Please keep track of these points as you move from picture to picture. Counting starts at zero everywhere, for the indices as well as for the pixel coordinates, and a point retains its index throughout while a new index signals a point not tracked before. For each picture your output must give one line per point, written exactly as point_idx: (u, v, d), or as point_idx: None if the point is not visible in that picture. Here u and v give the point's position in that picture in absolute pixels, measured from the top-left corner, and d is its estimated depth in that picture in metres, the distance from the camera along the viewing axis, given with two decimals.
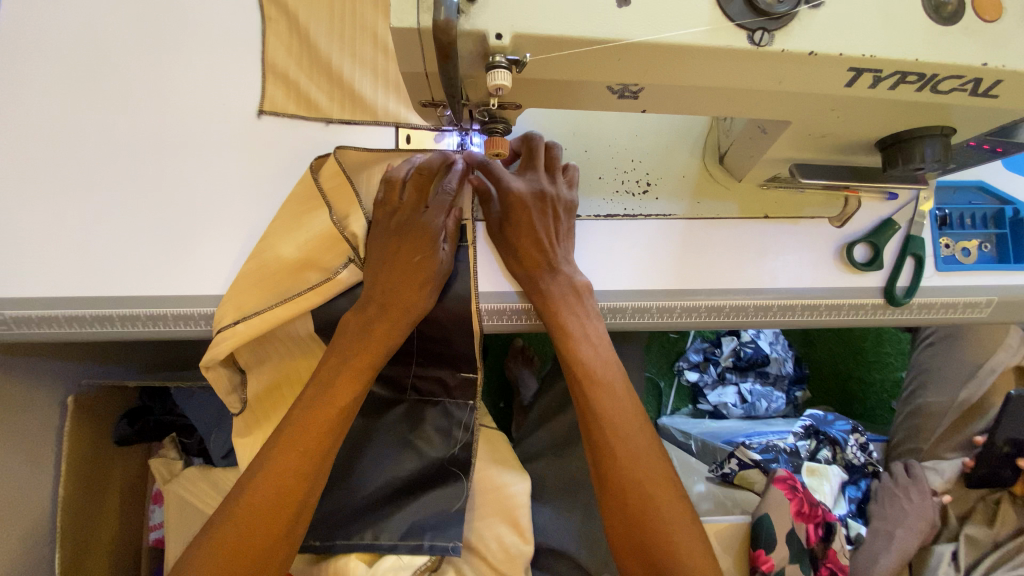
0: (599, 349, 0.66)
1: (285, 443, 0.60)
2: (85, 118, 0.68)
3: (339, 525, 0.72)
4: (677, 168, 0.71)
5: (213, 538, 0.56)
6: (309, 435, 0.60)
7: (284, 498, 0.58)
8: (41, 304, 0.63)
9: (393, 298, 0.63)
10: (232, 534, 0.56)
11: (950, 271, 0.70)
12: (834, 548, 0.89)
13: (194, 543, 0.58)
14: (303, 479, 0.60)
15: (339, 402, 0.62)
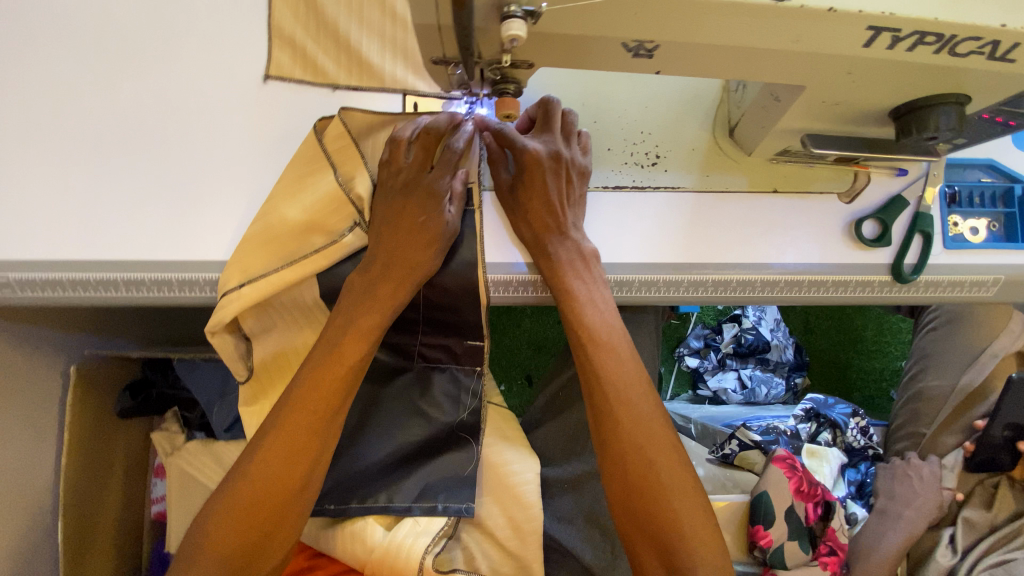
0: (606, 314, 0.66)
1: (293, 403, 0.61)
2: (89, 81, 0.67)
3: (352, 490, 0.72)
4: (687, 140, 0.71)
5: (233, 490, 0.59)
6: (314, 395, 0.61)
7: (297, 454, 0.60)
8: (45, 267, 0.63)
9: (399, 257, 0.63)
10: (250, 487, 0.58)
11: (958, 249, 0.70)
12: (832, 525, 0.92)
13: (214, 496, 0.60)
14: (310, 438, 0.61)
15: (347, 361, 0.63)
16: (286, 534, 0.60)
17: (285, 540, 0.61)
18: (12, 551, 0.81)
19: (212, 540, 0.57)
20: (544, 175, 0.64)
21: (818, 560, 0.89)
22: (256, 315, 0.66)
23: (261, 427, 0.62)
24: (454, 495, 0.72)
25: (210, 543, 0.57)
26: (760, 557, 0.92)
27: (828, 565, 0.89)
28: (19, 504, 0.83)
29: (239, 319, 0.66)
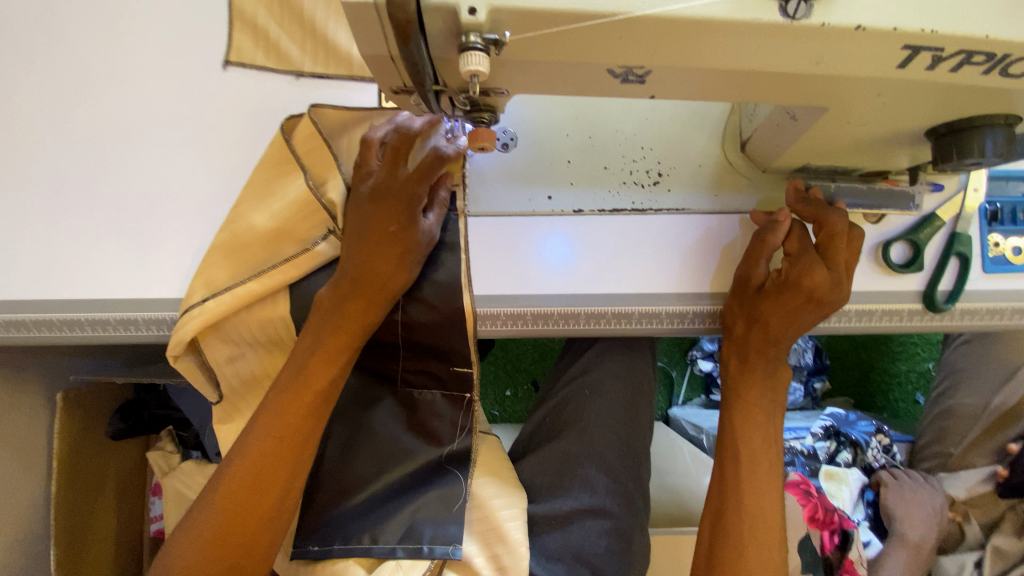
0: None
1: (257, 433, 0.57)
2: (49, 107, 0.63)
3: (334, 531, 0.65)
4: (695, 155, 0.63)
5: (197, 527, 0.55)
6: (282, 423, 0.57)
7: (260, 489, 0.56)
8: (8, 307, 0.59)
9: (364, 275, 0.56)
10: (212, 527, 0.55)
11: (999, 273, 0.63)
12: (850, 556, 0.83)
13: (176, 535, 0.56)
14: (278, 469, 0.57)
15: (315, 385, 0.58)
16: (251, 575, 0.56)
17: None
18: None
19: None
20: None
21: None
22: (227, 351, 0.62)
23: (225, 456, 0.58)
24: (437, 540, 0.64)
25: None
26: None
27: None
28: (8, 535, 0.82)
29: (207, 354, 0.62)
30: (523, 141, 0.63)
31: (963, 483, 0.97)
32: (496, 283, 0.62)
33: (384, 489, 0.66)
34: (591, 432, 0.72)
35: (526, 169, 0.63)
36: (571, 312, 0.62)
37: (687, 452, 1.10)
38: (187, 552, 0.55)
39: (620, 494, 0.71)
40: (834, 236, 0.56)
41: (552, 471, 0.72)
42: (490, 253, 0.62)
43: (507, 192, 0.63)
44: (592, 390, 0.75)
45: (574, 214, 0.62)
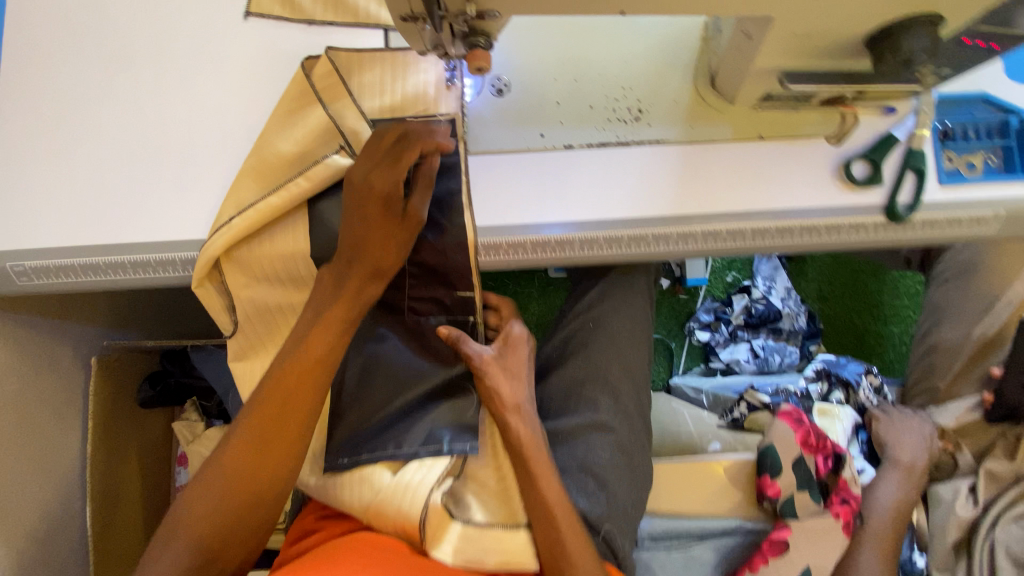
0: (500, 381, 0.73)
1: (281, 373, 0.64)
2: (85, 73, 0.69)
3: (358, 446, 0.71)
4: (670, 93, 0.70)
5: (221, 468, 0.62)
6: (302, 365, 0.64)
7: (267, 448, 0.63)
8: (56, 254, 0.66)
9: (366, 235, 0.63)
10: (242, 454, 0.62)
11: (954, 184, 0.69)
12: (843, 475, 0.86)
13: (192, 483, 0.63)
14: (300, 411, 0.64)
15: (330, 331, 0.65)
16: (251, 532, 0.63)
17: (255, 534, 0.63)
18: (42, 535, 0.85)
19: (182, 524, 0.60)
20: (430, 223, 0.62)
21: (830, 509, 0.82)
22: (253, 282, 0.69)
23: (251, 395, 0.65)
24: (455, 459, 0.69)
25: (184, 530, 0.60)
26: (769, 508, 0.84)
27: (841, 514, 0.82)
28: (49, 489, 0.86)
29: (234, 287, 0.69)
30: (516, 87, 0.70)
31: (952, 412, 1.02)
32: (497, 216, 0.68)
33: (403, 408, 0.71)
34: (594, 359, 0.78)
35: (519, 111, 0.70)
36: (566, 239, 0.69)
37: (689, 417, 1.12)
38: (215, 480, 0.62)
39: (621, 413, 0.76)
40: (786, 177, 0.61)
41: (560, 394, 0.78)
42: (489, 187, 0.69)
43: (503, 131, 0.70)
44: (596, 324, 0.79)
45: (565, 149, 0.69)
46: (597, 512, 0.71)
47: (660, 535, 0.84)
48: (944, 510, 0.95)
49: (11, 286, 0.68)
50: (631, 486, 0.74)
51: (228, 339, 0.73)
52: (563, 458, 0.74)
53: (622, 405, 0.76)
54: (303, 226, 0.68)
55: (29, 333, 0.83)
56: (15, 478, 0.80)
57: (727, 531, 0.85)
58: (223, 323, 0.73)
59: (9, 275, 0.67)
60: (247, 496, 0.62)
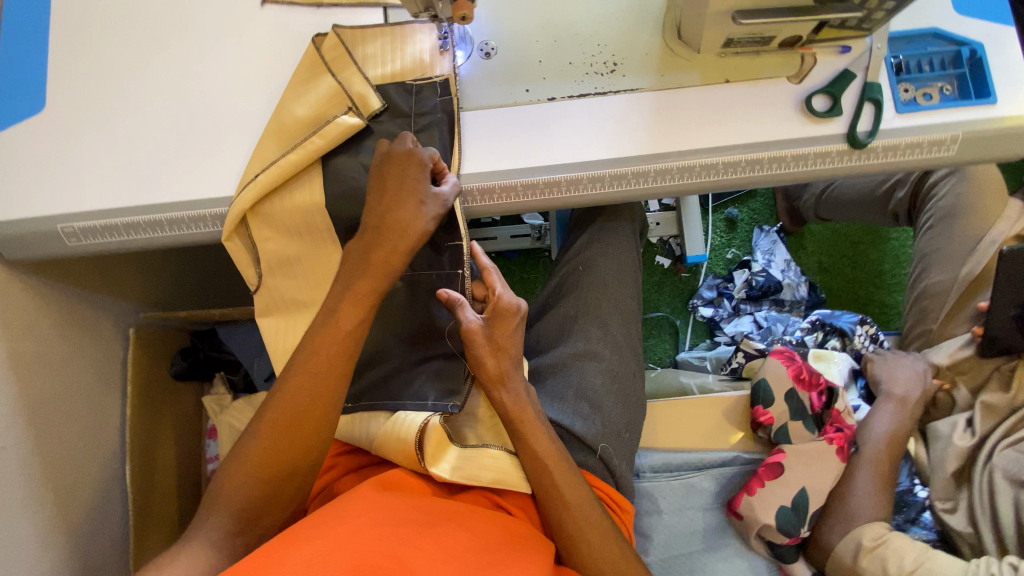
0: (487, 354, 0.71)
1: (309, 358, 0.69)
2: (123, 59, 0.79)
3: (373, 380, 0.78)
4: (641, 46, 0.78)
5: (257, 444, 0.68)
6: (326, 360, 0.69)
7: (293, 431, 0.68)
8: (104, 214, 0.75)
9: (375, 249, 0.70)
10: (275, 430, 0.68)
11: (910, 112, 0.75)
12: (837, 408, 0.88)
13: (228, 459, 0.69)
14: (326, 394, 0.69)
15: (349, 324, 0.70)
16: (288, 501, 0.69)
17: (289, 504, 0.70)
18: (87, 490, 0.92)
19: (221, 496, 0.67)
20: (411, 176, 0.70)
21: (824, 437, 0.85)
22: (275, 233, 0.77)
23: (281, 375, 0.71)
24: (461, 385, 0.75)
25: (225, 500, 0.66)
26: (765, 437, 0.89)
27: (835, 440, 0.85)
28: (94, 447, 0.94)
29: (258, 239, 0.77)
30: (501, 51, 0.78)
31: (945, 351, 1.04)
32: (490, 162, 0.76)
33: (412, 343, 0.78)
34: (585, 297, 0.84)
35: (506, 71, 0.78)
36: (554, 181, 0.75)
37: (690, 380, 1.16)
38: (253, 454, 0.68)
39: (610, 343, 0.83)
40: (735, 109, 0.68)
41: (555, 331, 0.85)
42: (482, 138, 0.76)
43: (492, 88, 0.78)
44: (586, 266, 0.86)
45: (549, 101, 0.77)
46: (592, 433, 0.78)
47: (661, 469, 0.88)
48: (943, 443, 0.97)
49: (62, 247, 0.76)
50: (622, 410, 0.80)
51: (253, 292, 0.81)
52: (559, 388, 0.80)
53: (611, 337, 0.83)
54: (318, 179, 0.76)
55: (76, 301, 0.92)
56: (64, 432, 0.88)
57: (726, 462, 0.88)
58: (248, 275, 0.80)
59: (60, 236, 0.75)
60: (282, 472, 0.68)
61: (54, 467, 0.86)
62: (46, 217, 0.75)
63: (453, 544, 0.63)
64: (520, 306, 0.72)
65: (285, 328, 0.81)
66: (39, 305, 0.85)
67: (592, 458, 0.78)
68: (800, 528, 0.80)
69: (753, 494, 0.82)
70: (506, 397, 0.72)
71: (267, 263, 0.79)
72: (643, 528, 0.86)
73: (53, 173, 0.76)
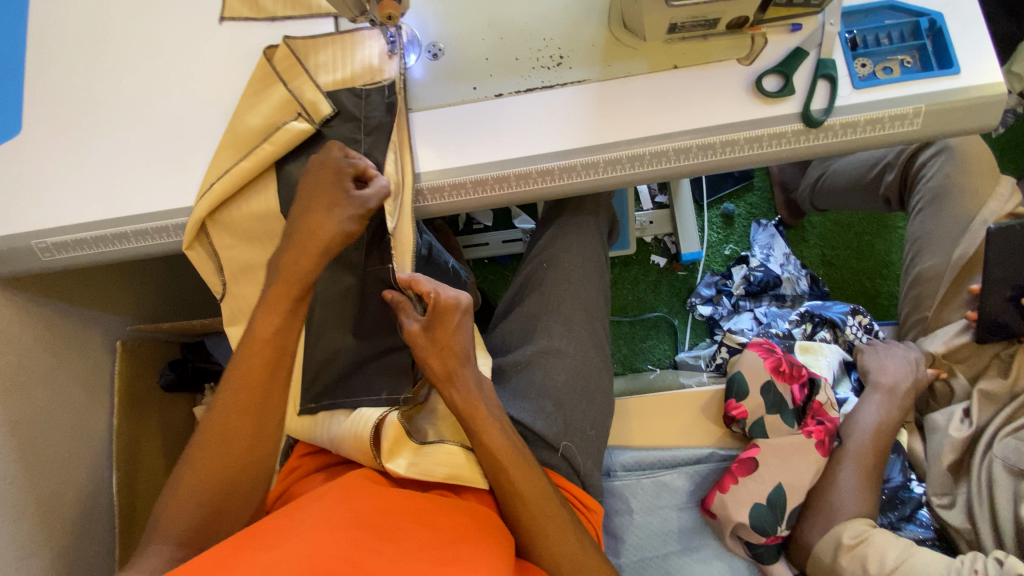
0: (427, 351, 0.68)
1: (235, 374, 0.72)
2: (93, 84, 0.83)
3: (331, 382, 0.78)
4: (588, 38, 0.77)
5: (196, 462, 0.70)
6: (250, 369, 0.72)
7: (229, 446, 0.70)
8: (74, 229, 0.79)
9: (300, 248, 0.72)
10: (211, 449, 0.70)
11: (868, 87, 0.72)
12: (817, 400, 0.84)
13: (172, 480, 0.71)
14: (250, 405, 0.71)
15: (266, 334, 0.72)
16: (238, 512, 0.71)
17: (242, 516, 0.71)
18: (74, 498, 0.95)
19: (167, 519, 0.68)
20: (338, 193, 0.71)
21: (803, 430, 0.82)
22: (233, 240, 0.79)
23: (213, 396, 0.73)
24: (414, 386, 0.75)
25: (172, 519, 0.68)
26: (739, 431, 0.85)
27: (814, 433, 0.81)
28: (80, 457, 0.97)
29: (219, 246, 0.80)
30: (448, 52, 0.79)
31: (940, 338, 0.99)
32: (440, 162, 0.76)
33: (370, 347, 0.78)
34: (549, 295, 0.83)
35: (454, 70, 0.79)
36: (502, 176, 0.75)
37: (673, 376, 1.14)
38: (195, 474, 0.70)
39: (574, 339, 0.81)
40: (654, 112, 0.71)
41: (518, 329, 0.83)
42: (431, 137, 0.77)
43: (440, 88, 0.78)
44: (550, 262, 0.85)
45: (496, 98, 0.77)
46: (554, 432, 0.75)
47: (632, 467, 0.85)
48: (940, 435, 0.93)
49: (38, 263, 0.80)
50: (587, 408, 0.78)
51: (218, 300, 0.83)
52: (518, 387, 0.78)
53: (575, 332, 0.81)
54: (273, 185, 0.79)
55: (60, 317, 0.96)
56: (49, 442, 0.91)
57: (700, 460, 0.85)
58: (211, 280, 0.82)
59: (35, 252, 0.80)
60: (226, 486, 0.70)
61: (38, 476, 0.89)
62: (22, 235, 0.79)
63: (413, 544, 0.61)
64: (461, 301, 0.68)
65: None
66: (22, 320, 0.89)
67: (554, 457, 0.75)
68: (776, 526, 0.77)
69: (726, 491, 0.80)
70: (456, 395, 0.69)
71: (231, 271, 0.81)
72: (613, 528, 0.83)
73: (30, 194, 0.80)
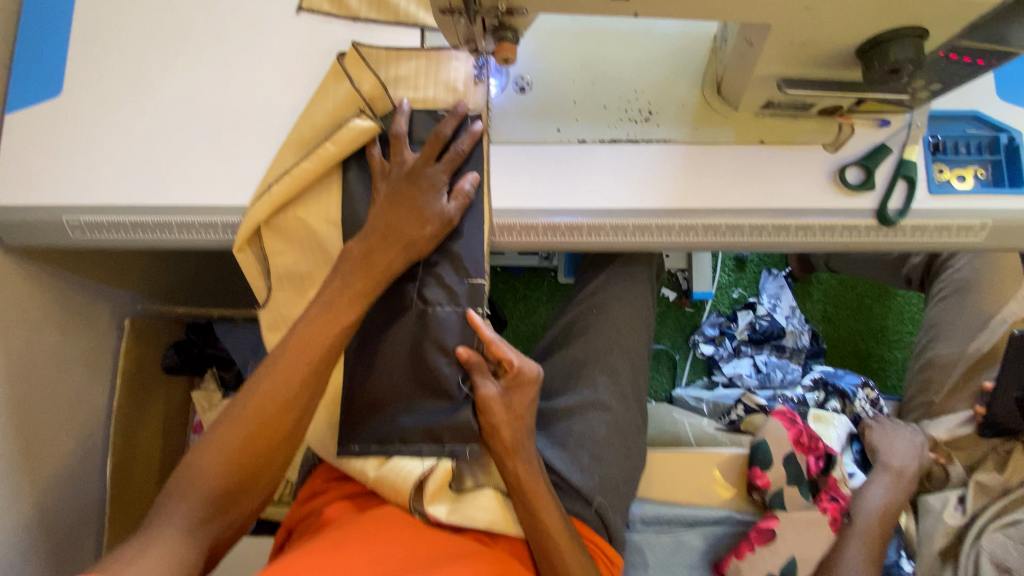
0: (499, 414, 0.72)
1: (292, 352, 0.70)
2: (150, 54, 0.77)
3: (375, 418, 0.75)
4: (679, 98, 0.77)
5: (233, 430, 0.68)
6: (309, 353, 0.69)
7: (272, 424, 0.69)
8: (111, 211, 0.73)
9: (376, 251, 0.70)
10: (251, 424, 0.68)
11: (943, 194, 0.74)
12: (834, 476, 0.88)
13: (202, 440, 0.69)
14: (301, 390, 0.70)
15: (338, 323, 0.70)
16: (255, 493, 0.70)
17: (262, 489, 0.72)
18: (67, 481, 0.90)
19: (194, 475, 0.67)
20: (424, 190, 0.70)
21: (818, 505, 0.86)
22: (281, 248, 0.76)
23: (263, 364, 0.71)
24: (462, 433, 0.72)
25: (192, 489, 0.66)
26: (758, 500, 0.87)
27: (829, 510, 0.85)
28: (77, 438, 0.92)
29: (265, 247, 0.76)
30: (536, 87, 0.78)
31: (944, 426, 1.04)
32: (514, 200, 0.74)
33: (412, 383, 0.74)
34: (595, 342, 0.82)
35: (540, 107, 0.77)
36: (575, 225, 0.74)
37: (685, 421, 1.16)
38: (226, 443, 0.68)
39: (618, 393, 0.80)
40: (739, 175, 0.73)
41: (560, 372, 0.82)
42: (508, 174, 0.75)
43: (524, 124, 0.77)
44: (599, 309, 0.83)
45: (579, 143, 0.75)
46: (589, 485, 0.75)
47: (650, 521, 0.87)
48: (933, 519, 0.98)
49: (66, 239, 0.75)
50: (623, 463, 0.78)
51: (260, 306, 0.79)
52: (558, 438, 0.78)
53: (620, 386, 0.81)
54: (334, 196, 0.75)
55: (73, 291, 0.90)
56: (48, 424, 0.86)
57: (716, 521, 0.88)
58: (259, 285, 0.79)
59: (64, 228, 0.74)
60: (256, 461, 0.69)
61: (33, 458, 0.84)
62: (53, 207, 0.73)
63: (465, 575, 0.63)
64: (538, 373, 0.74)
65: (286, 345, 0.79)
66: (36, 291, 0.83)
67: (587, 511, 0.76)
68: None
69: (742, 558, 0.83)
70: (518, 466, 0.72)
71: (277, 279, 0.78)
72: None
73: (66, 164, 0.74)
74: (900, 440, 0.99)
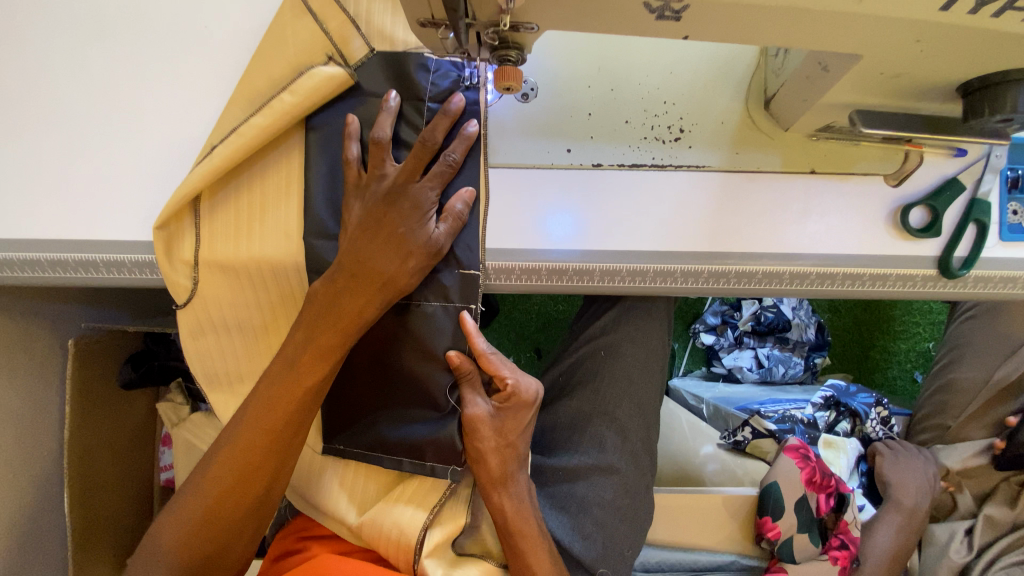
0: (487, 439, 0.62)
1: (261, 399, 0.59)
2: (69, 44, 0.62)
3: (358, 424, 0.65)
4: (717, 113, 0.63)
5: (202, 492, 0.60)
6: (280, 400, 0.58)
7: (245, 489, 0.60)
8: (24, 246, 0.60)
9: (346, 294, 0.56)
10: (219, 487, 0.59)
11: (1016, 241, 0.63)
12: (844, 518, 0.82)
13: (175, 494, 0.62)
14: (272, 446, 0.59)
15: (309, 375, 0.58)
16: (233, 552, 0.62)
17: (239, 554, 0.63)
18: (26, 520, 0.82)
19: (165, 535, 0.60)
20: (407, 217, 0.55)
21: (827, 554, 0.81)
22: (229, 285, 0.62)
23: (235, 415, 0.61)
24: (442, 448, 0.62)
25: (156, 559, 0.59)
26: (767, 548, 0.84)
27: (839, 560, 0.80)
28: (33, 474, 0.84)
29: (204, 252, 0.61)
30: (544, 93, 0.63)
31: (959, 454, 0.98)
32: (512, 236, 0.61)
33: (394, 389, 0.63)
34: (604, 393, 0.74)
35: (547, 119, 0.63)
36: (586, 268, 0.62)
37: (685, 420, 1.09)
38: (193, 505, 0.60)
39: (628, 453, 0.73)
40: (778, 204, 0.62)
41: (565, 423, 0.75)
42: (507, 206, 0.61)
43: (527, 143, 0.62)
44: (609, 352, 0.75)
45: (593, 168, 0.62)
46: (591, 555, 0.70)
47: (653, 567, 0.87)
48: (937, 551, 0.97)
49: None
50: (630, 529, 0.72)
51: (178, 308, 0.63)
52: (556, 503, 0.73)
53: (629, 443, 0.73)
54: (296, 163, 0.61)
55: (8, 319, 0.78)
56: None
57: (720, 566, 0.86)
58: (176, 279, 0.61)
59: None
60: (225, 529, 0.60)
61: None
62: None
63: None
64: (536, 395, 0.63)
65: (221, 349, 0.65)
66: None
67: None
68: None
69: None
70: (506, 501, 0.64)
71: (210, 259, 0.61)
72: None
73: None
74: (912, 464, 0.94)
